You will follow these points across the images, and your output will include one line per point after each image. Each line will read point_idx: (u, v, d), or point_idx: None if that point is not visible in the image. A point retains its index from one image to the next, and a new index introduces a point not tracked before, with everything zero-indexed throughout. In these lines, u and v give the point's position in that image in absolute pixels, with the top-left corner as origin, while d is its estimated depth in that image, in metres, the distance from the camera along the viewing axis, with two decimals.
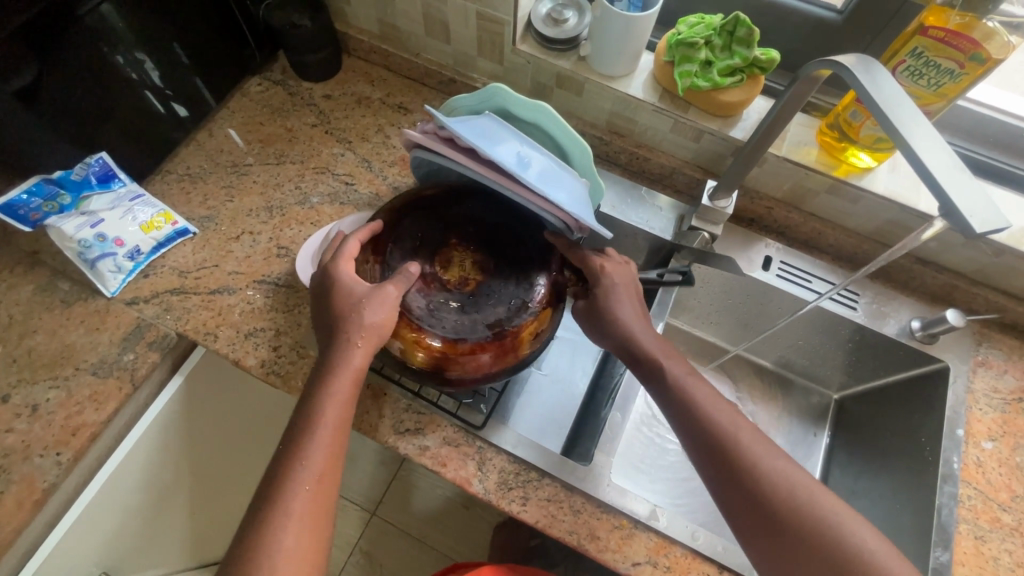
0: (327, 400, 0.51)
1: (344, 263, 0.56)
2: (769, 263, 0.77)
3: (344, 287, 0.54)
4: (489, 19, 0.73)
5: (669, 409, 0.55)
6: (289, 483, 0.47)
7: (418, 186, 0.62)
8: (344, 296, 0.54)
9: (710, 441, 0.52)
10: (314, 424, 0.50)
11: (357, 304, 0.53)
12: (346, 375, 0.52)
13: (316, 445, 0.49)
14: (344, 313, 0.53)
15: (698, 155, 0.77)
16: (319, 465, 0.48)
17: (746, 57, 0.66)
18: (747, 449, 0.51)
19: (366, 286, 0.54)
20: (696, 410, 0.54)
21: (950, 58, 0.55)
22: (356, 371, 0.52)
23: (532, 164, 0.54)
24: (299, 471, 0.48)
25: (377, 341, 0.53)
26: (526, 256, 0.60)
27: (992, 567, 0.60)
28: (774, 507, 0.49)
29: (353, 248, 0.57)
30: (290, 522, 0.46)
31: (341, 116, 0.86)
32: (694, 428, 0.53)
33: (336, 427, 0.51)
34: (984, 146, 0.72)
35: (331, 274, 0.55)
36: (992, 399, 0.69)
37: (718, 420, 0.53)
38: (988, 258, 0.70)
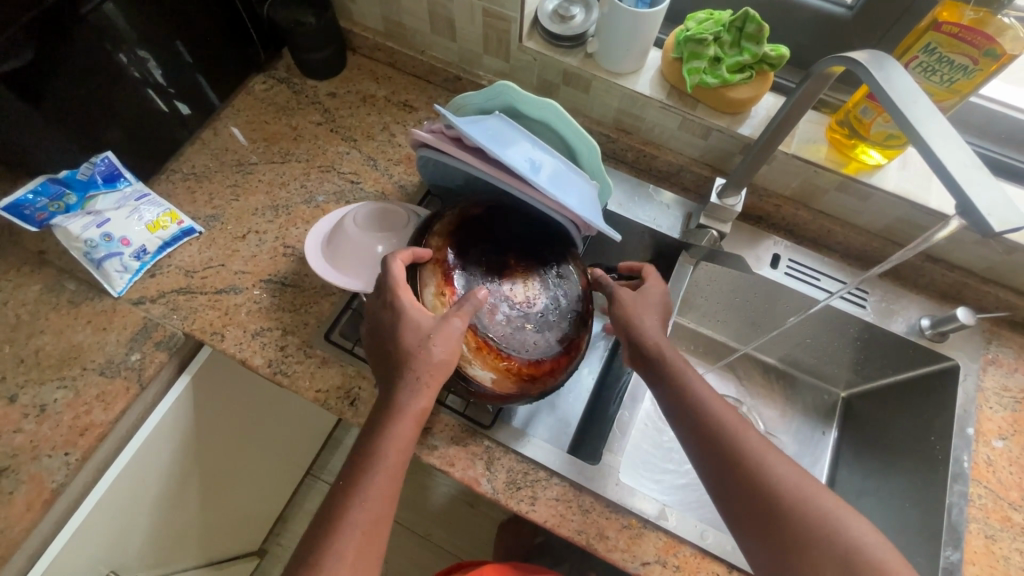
0: (387, 444, 0.51)
1: (405, 294, 0.53)
2: (777, 261, 0.77)
3: (411, 318, 0.52)
4: (496, 16, 0.72)
5: (670, 408, 0.56)
6: (346, 525, 0.48)
7: (458, 206, 0.60)
8: (410, 329, 0.52)
9: (708, 437, 0.53)
10: (374, 468, 0.50)
11: (426, 339, 0.51)
12: (410, 419, 0.52)
13: (374, 489, 0.50)
14: (411, 349, 0.51)
15: (707, 153, 0.76)
16: (376, 508, 0.50)
17: (755, 53, 0.66)
18: (745, 446, 0.52)
19: (432, 318, 0.53)
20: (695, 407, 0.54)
21: (964, 54, 0.54)
22: (421, 412, 0.52)
23: (542, 166, 0.54)
24: (359, 515, 0.49)
25: (446, 377, 0.52)
26: (566, 267, 0.62)
27: (1003, 566, 0.60)
28: (772, 503, 0.49)
29: (401, 272, 0.54)
30: (343, 564, 0.47)
31: (346, 114, 0.85)
32: (693, 425, 0.54)
33: (396, 470, 0.51)
34: (995, 143, 0.72)
35: (394, 306, 0.53)
36: (1002, 398, 0.69)
37: (719, 418, 0.53)
38: (999, 256, 0.69)
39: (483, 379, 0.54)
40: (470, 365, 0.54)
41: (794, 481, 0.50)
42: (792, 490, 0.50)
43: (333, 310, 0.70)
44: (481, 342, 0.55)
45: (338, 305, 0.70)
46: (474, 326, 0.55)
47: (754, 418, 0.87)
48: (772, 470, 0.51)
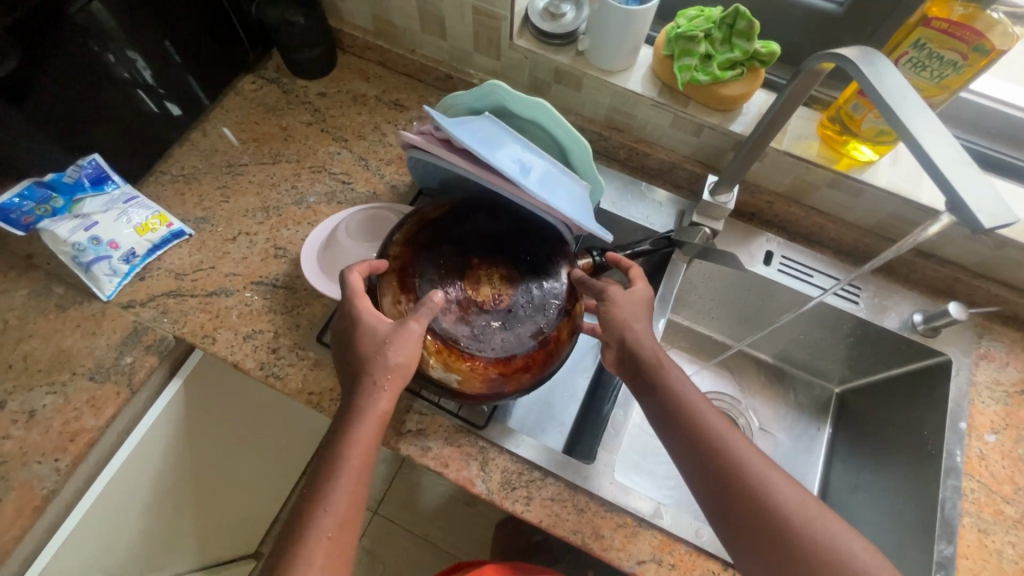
0: (350, 446, 0.51)
1: (364, 303, 0.55)
2: (770, 258, 0.77)
3: (368, 325, 0.54)
4: (486, 14, 0.72)
5: (657, 417, 0.55)
6: (312, 529, 0.48)
7: (419, 211, 0.61)
8: (367, 337, 0.53)
9: (702, 449, 0.52)
10: (337, 471, 0.50)
11: (380, 345, 0.52)
12: (371, 421, 0.52)
13: (339, 492, 0.49)
14: (369, 354, 0.52)
15: (699, 150, 0.76)
16: (341, 512, 0.49)
17: (746, 50, 0.66)
18: (740, 459, 0.51)
19: (388, 323, 0.54)
20: (688, 419, 0.53)
21: (953, 50, 0.54)
22: (382, 414, 0.53)
23: (532, 168, 0.54)
24: (322, 519, 0.48)
25: (405, 378, 0.53)
26: (541, 264, 0.60)
27: (996, 560, 0.60)
28: (766, 519, 0.48)
29: (357, 283, 0.56)
30: (311, 569, 0.46)
31: (337, 114, 0.85)
32: (686, 437, 0.53)
33: (359, 473, 0.51)
34: (985, 138, 0.72)
35: (354, 315, 0.55)
36: (994, 392, 0.70)
37: (713, 430, 0.52)
38: (989, 250, 0.70)
39: (448, 380, 0.54)
40: (432, 368, 0.54)
41: (790, 498, 0.49)
42: (788, 506, 0.49)
43: (325, 311, 0.70)
44: (441, 345, 0.55)
45: (330, 306, 0.70)
46: (434, 329, 0.55)
47: (749, 415, 0.87)
48: (768, 485, 0.50)
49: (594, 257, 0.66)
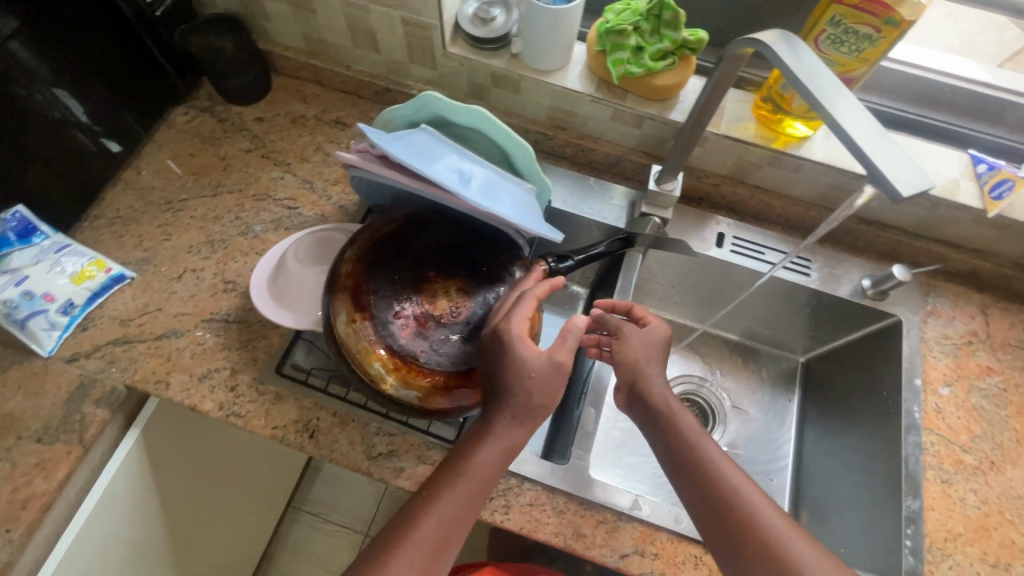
0: (473, 464, 0.50)
1: (516, 328, 0.53)
2: (722, 240, 0.78)
3: (520, 356, 0.51)
4: (416, 25, 0.71)
5: (671, 463, 0.56)
6: (416, 536, 0.47)
7: (371, 225, 0.59)
8: (516, 366, 0.51)
9: (716, 501, 0.52)
10: (455, 480, 0.49)
11: (525, 379, 0.51)
12: (497, 451, 0.51)
13: (452, 506, 0.49)
14: (510, 386, 0.51)
15: (642, 141, 0.77)
16: (446, 530, 0.48)
17: (675, 39, 0.66)
18: (752, 509, 0.51)
19: (540, 357, 0.52)
20: (700, 468, 0.54)
21: (867, 24, 0.55)
22: (508, 448, 0.51)
23: (472, 178, 0.53)
24: (427, 531, 0.48)
25: (538, 416, 0.52)
26: (497, 272, 0.60)
27: (960, 508, 0.63)
28: (779, 567, 0.49)
29: (525, 310, 0.54)
30: None
31: (277, 138, 0.83)
32: (697, 486, 0.53)
33: (476, 495, 0.50)
34: (910, 104, 0.75)
35: (503, 336, 0.53)
36: (944, 345, 0.73)
37: (726, 480, 0.53)
38: (925, 212, 0.72)
39: (408, 399, 0.53)
40: (392, 389, 0.53)
41: (805, 555, 0.49)
42: (803, 559, 0.49)
43: (282, 342, 0.68)
44: (399, 362, 0.55)
45: (287, 336, 0.68)
46: (391, 346, 0.55)
47: (720, 393, 0.88)
48: (783, 541, 0.50)
49: (550, 263, 0.66)
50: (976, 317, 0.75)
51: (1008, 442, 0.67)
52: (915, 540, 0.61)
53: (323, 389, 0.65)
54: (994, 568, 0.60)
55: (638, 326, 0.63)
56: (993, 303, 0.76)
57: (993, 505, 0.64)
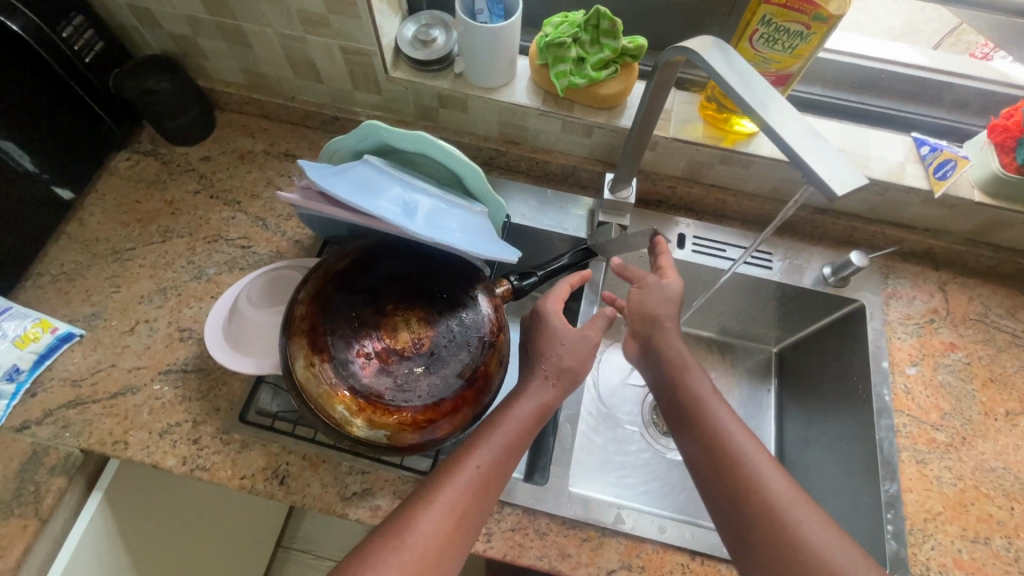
0: (510, 418, 0.55)
1: (551, 303, 0.63)
2: (683, 240, 0.79)
3: (550, 326, 0.61)
4: (355, 52, 0.70)
5: (680, 420, 0.58)
6: (461, 474, 0.51)
7: (323, 264, 0.58)
8: (548, 335, 0.60)
9: (722, 458, 0.54)
10: (495, 429, 0.55)
11: (557, 344, 0.60)
12: (533, 406, 0.57)
13: (491, 450, 0.53)
14: (545, 350, 0.60)
15: (595, 150, 0.77)
16: (485, 473, 0.52)
17: (615, 48, 0.67)
18: (756, 471, 0.52)
19: (572, 329, 0.61)
20: (708, 430, 0.56)
21: (796, 21, 0.56)
22: (542, 407, 0.57)
23: (418, 208, 0.52)
24: (468, 473, 0.52)
25: (570, 381, 0.59)
26: (458, 298, 0.59)
27: (937, 487, 0.64)
28: (780, 526, 0.49)
29: (562, 290, 0.65)
30: (442, 516, 0.49)
31: (225, 177, 0.81)
32: (704, 444, 0.55)
33: (514, 447, 0.55)
34: (850, 92, 0.76)
35: (540, 311, 0.63)
36: (907, 326, 0.74)
37: (734, 442, 0.54)
38: (876, 197, 0.73)
39: (377, 439, 0.52)
40: (357, 430, 0.51)
41: (808, 523, 0.49)
42: (803, 522, 0.49)
43: (245, 388, 0.66)
44: (364, 402, 0.53)
45: (249, 380, 0.66)
46: (354, 387, 0.53)
47: None
48: (786, 507, 0.50)
49: (513, 281, 0.65)
50: (935, 295, 0.76)
51: (977, 416, 0.68)
52: (896, 524, 0.62)
53: (291, 433, 0.63)
54: (974, 543, 0.61)
55: (658, 278, 0.65)
56: (950, 280, 0.77)
57: (969, 481, 0.64)
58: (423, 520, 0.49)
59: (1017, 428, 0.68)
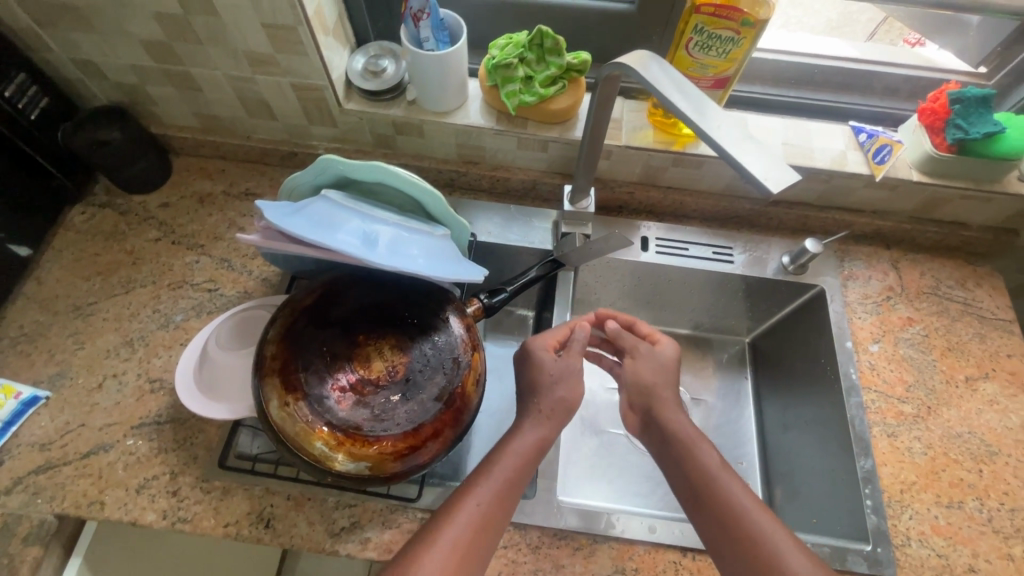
0: (509, 453, 0.56)
1: (538, 341, 0.65)
2: (647, 242, 0.81)
3: (537, 361, 0.63)
4: (305, 88, 0.71)
5: (690, 495, 0.56)
6: (459, 515, 0.52)
7: (290, 301, 0.58)
8: (538, 368, 0.62)
9: (739, 537, 0.51)
10: (495, 466, 0.55)
11: (548, 381, 0.61)
12: (529, 442, 0.58)
13: (490, 489, 0.54)
14: (539, 384, 0.62)
15: (552, 163, 0.79)
16: (485, 512, 0.52)
17: (560, 64, 0.69)
18: (776, 549, 0.50)
19: (557, 360, 0.63)
20: (721, 505, 0.53)
21: (727, 28, 0.59)
22: (540, 440, 0.58)
23: (378, 237, 0.53)
24: (468, 514, 0.52)
25: (565, 414, 0.60)
26: (429, 321, 0.60)
27: (909, 458, 0.66)
28: None
29: (558, 334, 0.66)
30: (442, 556, 0.49)
31: (186, 221, 0.80)
32: (719, 522, 0.53)
33: (516, 484, 0.55)
34: (789, 88, 0.80)
35: (529, 347, 0.65)
36: (866, 305, 0.77)
37: (750, 519, 0.52)
38: (823, 185, 0.76)
39: (359, 471, 0.52)
40: (339, 464, 0.51)
41: None
42: None
43: (222, 433, 0.65)
44: (342, 435, 0.52)
45: (226, 425, 0.65)
46: (331, 422, 0.53)
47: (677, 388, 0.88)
48: None
49: (483, 299, 0.66)
50: (890, 272, 0.79)
51: (939, 384, 0.71)
52: (875, 498, 0.64)
53: (273, 473, 0.62)
54: (949, 508, 0.63)
55: (650, 345, 0.67)
56: (902, 257, 0.81)
57: (938, 448, 0.67)
58: (424, 559, 0.49)
59: (978, 392, 0.71)
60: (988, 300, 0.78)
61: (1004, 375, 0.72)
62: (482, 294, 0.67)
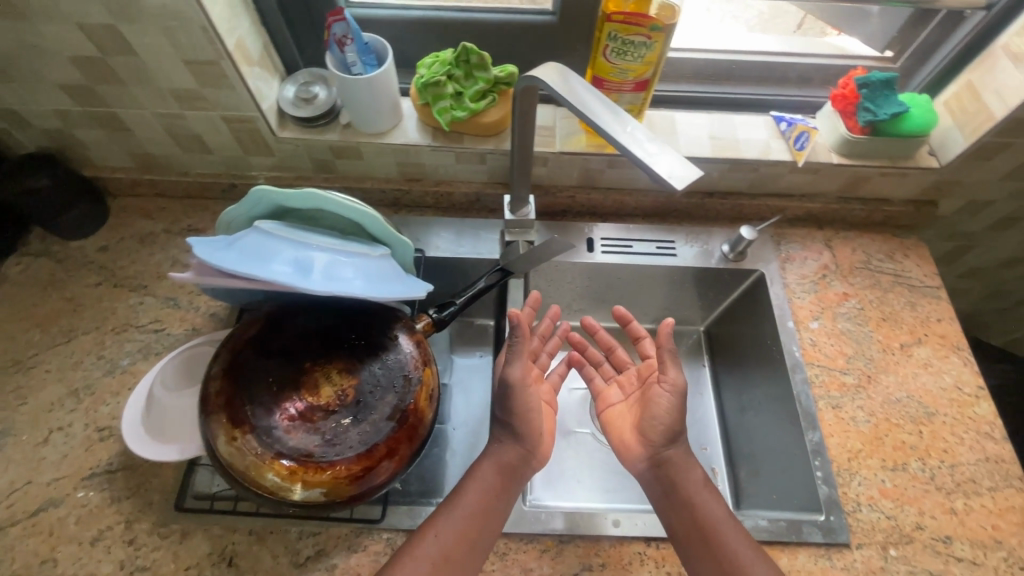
0: (471, 485, 0.60)
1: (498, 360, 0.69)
2: (592, 244, 0.83)
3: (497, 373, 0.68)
4: (237, 120, 0.71)
5: (687, 538, 0.58)
6: (420, 550, 0.56)
7: (231, 333, 0.58)
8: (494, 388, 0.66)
9: None
10: (458, 501, 0.59)
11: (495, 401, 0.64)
12: (492, 470, 0.62)
13: (452, 522, 0.58)
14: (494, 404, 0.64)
15: (492, 175, 0.80)
16: (445, 545, 0.56)
17: (487, 78, 0.71)
18: None
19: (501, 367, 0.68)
20: (721, 553, 0.57)
21: (638, 34, 0.61)
22: (501, 466, 0.62)
23: (312, 264, 0.53)
24: (429, 547, 0.56)
25: (517, 432, 0.63)
26: (377, 342, 0.60)
27: (853, 426, 0.69)
28: None
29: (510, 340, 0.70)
30: None
31: (127, 263, 0.79)
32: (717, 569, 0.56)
33: (481, 515, 0.59)
34: (711, 84, 0.83)
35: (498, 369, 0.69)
36: (804, 285, 0.80)
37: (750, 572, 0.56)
38: (751, 174, 0.79)
39: (315, 497, 0.52)
40: (293, 492, 0.51)
41: None
42: None
43: (178, 475, 0.64)
44: (293, 464, 0.52)
45: (182, 466, 0.64)
46: (281, 451, 0.53)
47: None
48: None
49: (432, 315, 0.67)
50: (824, 251, 0.83)
51: (877, 353, 0.75)
52: (825, 469, 0.66)
53: (232, 510, 0.61)
54: (894, 471, 0.67)
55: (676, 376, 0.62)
56: (834, 235, 0.85)
57: (880, 415, 0.70)
58: None
59: (912, 357, 0.75)
60: (916, 269, 0.82)
61: (936, 339, 0.76)
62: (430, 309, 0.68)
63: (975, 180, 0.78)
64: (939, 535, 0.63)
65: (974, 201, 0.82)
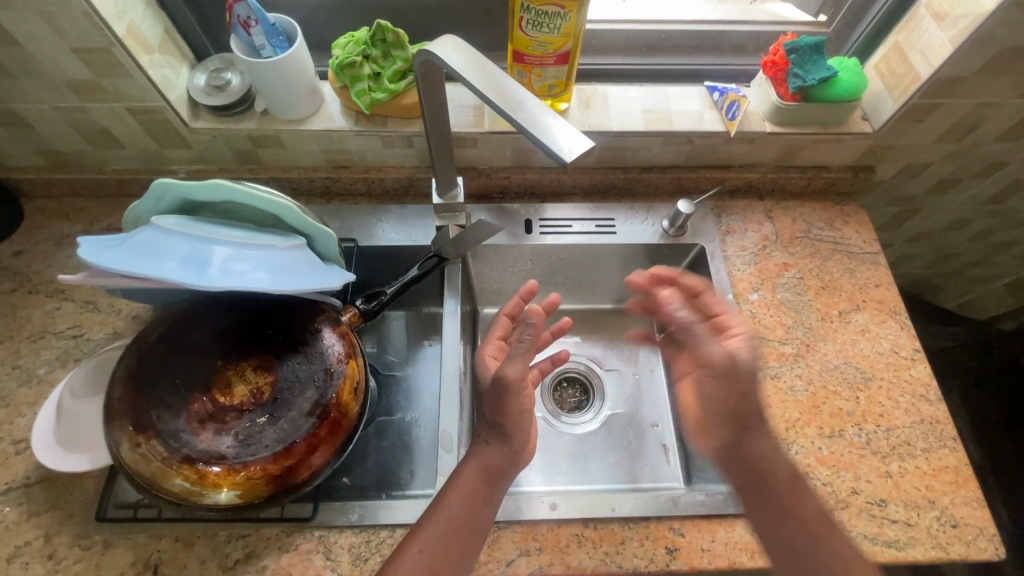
0: (454, 492, 0.57)
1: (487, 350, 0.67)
2: (531, 225, 0.81)
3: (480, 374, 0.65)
4: (144, 111, 0.67)
5: (777, 535, 0.53)
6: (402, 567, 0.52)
7: (136, 336, 0.56)
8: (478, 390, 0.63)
9: None
10: (439, 511, 0.56)
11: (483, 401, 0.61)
12: (474, 475, 0.58)
13: (433, 534, 0.54)
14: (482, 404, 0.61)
15: (423, 159, 0.78)
16: (427, 561, 0.53)
17: (405, 57, 0.69)
18: None
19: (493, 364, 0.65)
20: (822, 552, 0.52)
21: (551, 4, 0.59)
22: (485, 468, 0.59)
23: (211, 259, 0.51)
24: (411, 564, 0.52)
25: (502, 431, 0.60)
26: (297, 337, 0.58)
27: (791, 396, 0.69)
28: None
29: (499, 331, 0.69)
30: None
31: (44, 267, 0.75)
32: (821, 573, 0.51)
33: (466, 524, 0.55)
34: (644, 55, 0.81)
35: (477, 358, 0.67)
36: (744, 257, 0.79)
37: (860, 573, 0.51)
38: (687, 147, 0.78)
39: (230, 501, 0.50)
40: (204, 496, 0.49)
41: None
42: None
43: (99, 484, 0.62)
44: (203, 467, 0.50)
45: (103, 476, 0.62)
46: (190, 456, 0.51)
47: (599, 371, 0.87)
48: None
49: (359, 306, 0.64)
50: (765, 223, 0.82)
51: (815, 322, 0.75)
52: None
53: (156, 518, 0.59)
54: (831, 438, 0.67)
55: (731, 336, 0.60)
56: (775, 206, 0.84)
57: (818, 383, 0.70)
58: None
59: (850, 323, 0.75)
60: (855, 236, 0.82)
61: (873, 305, 0.76)
62: (362, 300, 0.65)
63: (908, 143, 0.77)
64: (874, 498, 0.63)
65: (910, 165, 0.82)
